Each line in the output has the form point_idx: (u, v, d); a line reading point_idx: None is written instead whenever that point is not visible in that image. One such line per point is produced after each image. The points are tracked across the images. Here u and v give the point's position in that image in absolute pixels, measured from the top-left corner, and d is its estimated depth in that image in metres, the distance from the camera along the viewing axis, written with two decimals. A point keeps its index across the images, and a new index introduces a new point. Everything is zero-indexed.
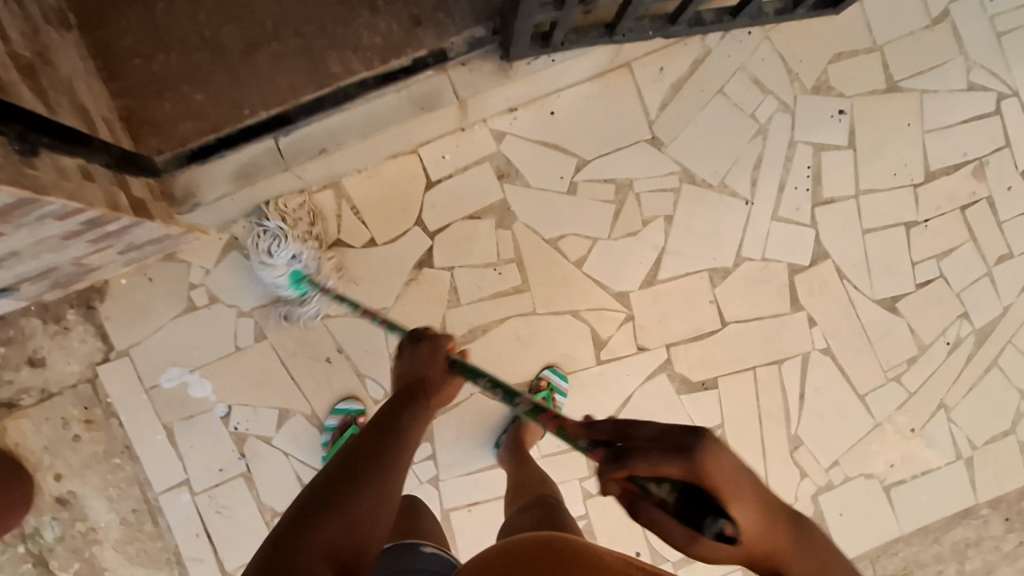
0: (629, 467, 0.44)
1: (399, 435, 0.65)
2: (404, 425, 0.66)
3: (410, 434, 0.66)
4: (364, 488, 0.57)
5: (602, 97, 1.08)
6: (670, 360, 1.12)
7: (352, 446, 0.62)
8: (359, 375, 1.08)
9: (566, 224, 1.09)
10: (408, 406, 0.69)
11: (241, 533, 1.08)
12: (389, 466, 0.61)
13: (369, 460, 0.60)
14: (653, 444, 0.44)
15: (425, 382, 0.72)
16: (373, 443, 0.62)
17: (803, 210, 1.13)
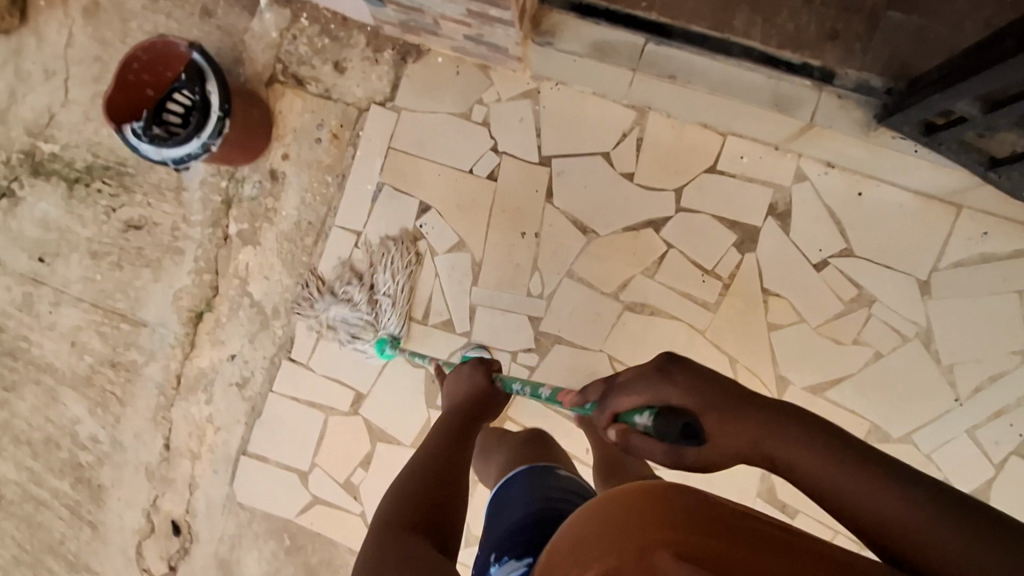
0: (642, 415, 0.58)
1: (474, 424, 0.82)
2: (483, 408, 0.86)
3: (484, 416, 0.85)
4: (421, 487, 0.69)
5: (912, 215, 1.05)
6: None
7: (440, 433, 0.79)
8: (534, 265, 1.14)
9: (790, 289, 1.08)
10: (484, 399, 0.88)
11: (361, 302, 1.19)
12: (466, 448, 0.77)
13: (457, 445, 0.77)
14: (618, 384, 0.62)
15: (467, 395, 0.87)
16: (455, 430, 0.79)
17: (1003, 449, 1.05)
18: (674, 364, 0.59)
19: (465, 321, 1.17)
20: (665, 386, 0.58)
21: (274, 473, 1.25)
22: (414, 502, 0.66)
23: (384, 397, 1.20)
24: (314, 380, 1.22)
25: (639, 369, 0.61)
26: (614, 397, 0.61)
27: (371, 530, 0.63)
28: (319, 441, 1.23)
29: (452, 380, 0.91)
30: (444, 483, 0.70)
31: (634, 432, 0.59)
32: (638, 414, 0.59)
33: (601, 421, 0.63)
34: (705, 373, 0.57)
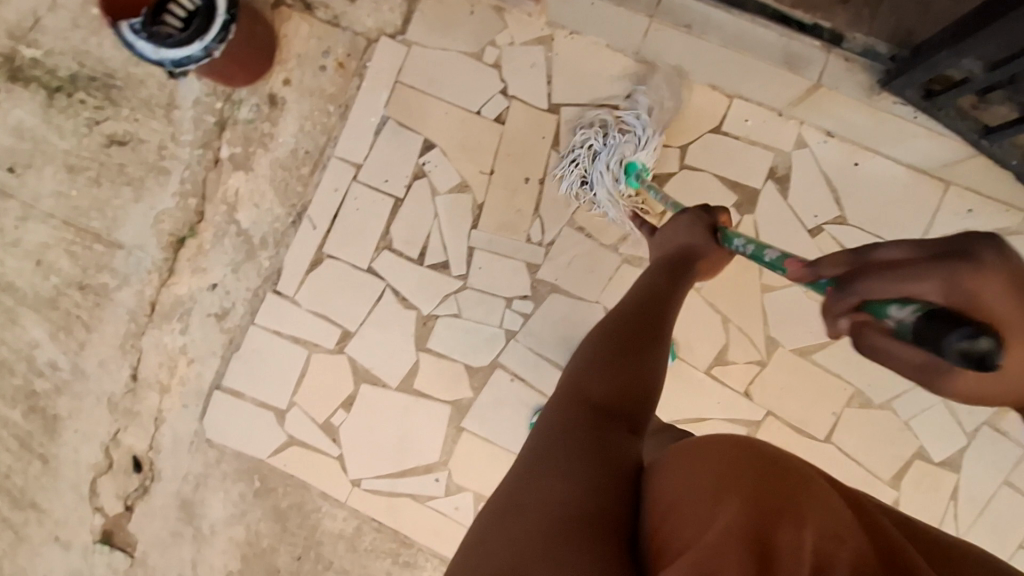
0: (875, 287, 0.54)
1: (670, 300, 0.72)
2: (679, 284, 0.75)
3: (677, 289, 0.74)
4: (611, 362, 0.61)
5: (903, 188, 1.09)
6: (759, 424, 1.13)
7: (620, 309, 0.70)
8: (536, 211, 1.15)
9: (785, 252, 1.11)
10: (675, 276, 0.76)
11: (356, 236, 1.16)
12: (656, 328, 0.67)
13: (648, 321, 0.67)
14: (897, 270, 0.52)
15: (685, 247, 0.80)
16: (647, 306, 0.70)
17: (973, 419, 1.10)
18: (977, 262, 0.48)
19: (462, 264, 1.15)
20: (976, 298, 0.48)
21: (249, 411, 1.20)
22: (601, 384, 0.59)
23: (373, 337, 1.17)
24: (299, 315, 1.18)
25: (921, 254, 0.51)
26: (873, 282, 0.54)
27: (557, 404, 0.58)
28: (300, 379, 1.18)
29: (671, 226, 0.83)
30: (634, 368, 0.61)
31: (876, 327, 0.54)
32: (900, 305, 0.51)
33: (835, 306, 0.57)
34: (1017, 287, 0.47)
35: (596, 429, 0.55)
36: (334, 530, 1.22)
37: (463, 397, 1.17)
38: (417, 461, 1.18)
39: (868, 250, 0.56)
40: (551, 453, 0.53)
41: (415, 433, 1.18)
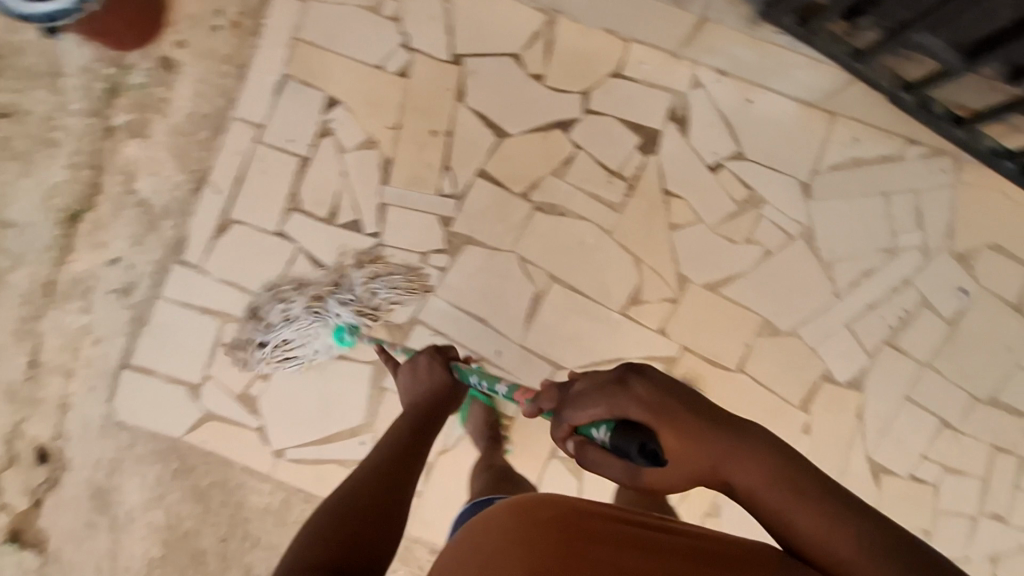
0: (569, 416, 0.61)
1: (407, 466, 0.81)
2: (420, 446, 0.85)
3: (417, 453, 0.84)
4: (351, 522, 0.69)
5: (796, 122, 1.13)
6: (676, 359, 1.16)
7: (370, 470, 0.78)
8: (445, 163, 1.14)
9: (689, 190, 1.14)
10: (420, 424, 0.89)
11: (261, 198, 1.13)
12: (395, 486, 0.76)
13: (379, 489, 0.75)
14: (590, 391, 0.61)
15: (427, 392, 0.93)
16: (386, 470, 0.78)
17: (873, 338, 1.15)
18: (616, 381, 0.60)
19: (373, 222, 1.14)
20: (633, 406, 0.58)
21: (161, 388, 1.15)
22: (323, 543, 0.65)
23: (286, 302, 1.14)
24: (208, 284, 1.14)
25: (596, 380, 0.61)
26: (571, 410, 0.61)
27: (279, 570, 0.63)
28: (213, 350, 1.15)
29: (409, 371, 0.96)
30: (366, 527, 0.69)
31: (592, 446, 0.60)
32: (595, 428, 0.59)
33: (557, 434, 0.63)
34: (659, 389, 0.59)
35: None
36: (261, 506, 1.18)
37: (383, 355, 1.16)
38: (341, 426, 1.16)
39: (569, 384, 0.65)
40: None
41: (336, 397, 1.16)
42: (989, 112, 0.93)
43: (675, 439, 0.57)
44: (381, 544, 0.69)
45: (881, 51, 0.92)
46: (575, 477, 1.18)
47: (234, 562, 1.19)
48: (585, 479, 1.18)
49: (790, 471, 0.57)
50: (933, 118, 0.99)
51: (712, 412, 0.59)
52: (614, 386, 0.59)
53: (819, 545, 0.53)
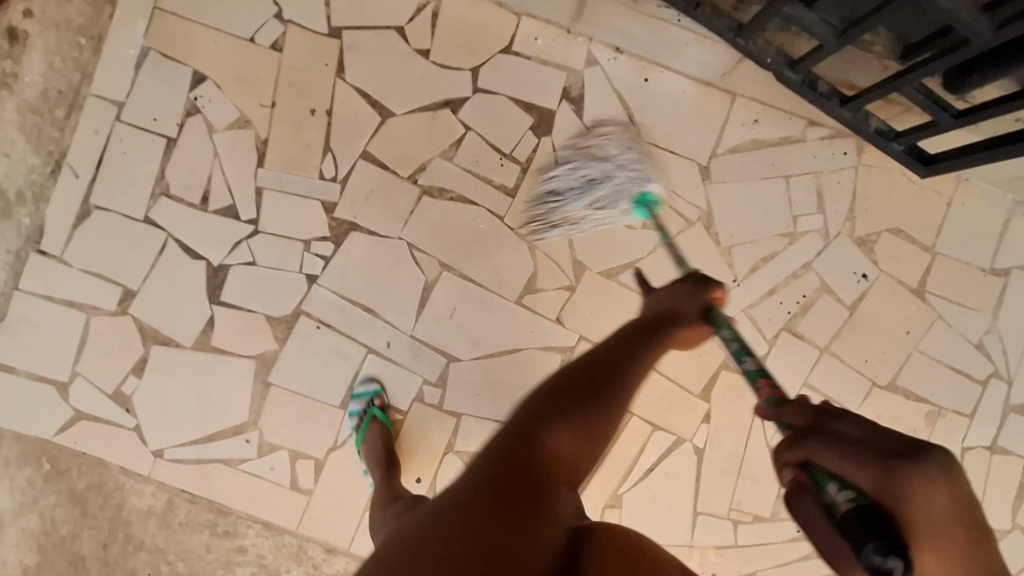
0: (809, 453, 0.54)
1: (627, 377, 0.68)
2: (625, 367, 0.69)
3: (640, 354, 0.70)
4: (585, 414, 0.64)
5: (694, 102, 1.09)
6: (573, 349, 1.12)
7: (603, 351, 0.71)
8: (326, 145, 1.07)
9: (585, 174, 1.09)
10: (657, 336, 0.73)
11: (126, 183, 1.05)
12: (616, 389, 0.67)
13: (610, 376, 0.67)
14: (849, 447, 0.51)
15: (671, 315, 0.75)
16: (606, 361, 0.69)
17: (773, 325, 1.13)
18: (921, 464, 0.46)
19: (251, 209, 1.07)
20: (907, 502, 0.46)
21: (25, 388, 1.08)
22: (538, 445, 0.61)
23: (160, 293, 1.08)
24: (71, 276, 1.06)
25: (873, 436, 0.50)
26: (820, 447, 0.53)
27: (487, 453, 0.61)
28: (80, 346, 1.08)
29: (662, 293, 0.79)
30: (572, 432, 0.63)
31: (813, 498, 0.53)
32: (837, 486, 0.51)
33: (783, 455, 0.56)
34: (953, 501, 0.46)
35: (521, 497, 0.57)
36: (142, 508, 1.13)
37: (266, 350, 1.09)
38: (224, 424, 1.10)
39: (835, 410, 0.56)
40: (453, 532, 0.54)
41: (217, 393, 1.10)
42: (869, 89, 0.90)
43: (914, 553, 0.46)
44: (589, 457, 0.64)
45: (760, 26, 0.88)
46: None
47: (117, 566, 1.13)
48: None
49: None
50: (819, 97, 0.96)
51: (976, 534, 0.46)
52: (880, 461, 0.48)
53: None
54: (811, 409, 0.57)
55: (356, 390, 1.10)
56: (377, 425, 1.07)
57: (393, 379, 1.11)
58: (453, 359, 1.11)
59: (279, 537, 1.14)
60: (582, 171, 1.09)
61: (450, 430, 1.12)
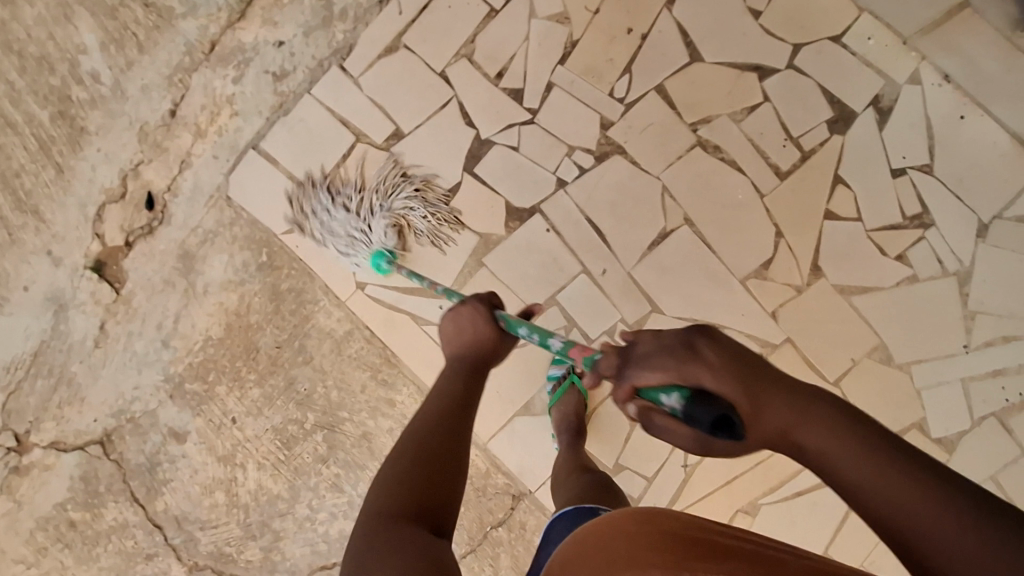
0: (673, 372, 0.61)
1: (463, 416, 0.76)
2: (458, 404, 0.77)
3: (466, 392, 0.79)
4: (435, 440, 0.71)
5: (1000, 157, 1.05)
6: (775, 347, 1.10)
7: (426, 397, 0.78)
8: (627, 66, 1.09)
9: (861, 185, 1.07)
10: (475, 373, 0.83)
11: (439, 34, 1.11)
12: (459, 428, 0.74)
13: (450, 421, 0.75)
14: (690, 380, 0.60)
15: (473, 341, 0.85)
16: (436, 417, 0.74)
17: (986, 405, 1.08)
18: (705, 339, 0.61)
19: (535, 98, 1.11)
20: (699, 372, 0.59)
21: (276, 181, 1.16)
22: (410, 480, 0.67)
23: (424, 143, 1.13)
24: (357, 97, 1.13)
25: (662, 342, 0.63)
26: (641, 372, 0.63)
27: (363, 529, 0.62)
28: (338, 163, 1.15)
29: (454, 317, 0.87)
30: (435, 453, 0.70)
31: (659, 412, 0.61)
32: (666, 394, 0.61)
33: (619, 396, 0.65)
34: (728, 358, 0.60)
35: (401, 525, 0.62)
36: (324, 328, 1.18)
37: (494, 233, 1.13)
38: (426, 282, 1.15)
39: (630, 346, 0.67)
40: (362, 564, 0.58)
41: (433, 253, 1.15)
42: None
43: (797, 433, 0.57)
44: (458, 468, 0.70)
45: None
46: (630, 420, 1.13)
47: (280, 369, 1.20)
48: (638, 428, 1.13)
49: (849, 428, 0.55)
50: None
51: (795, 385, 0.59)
52: (714, 369, 0.59)
53: (888, 509, 0.51)
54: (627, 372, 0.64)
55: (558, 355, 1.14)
56: (572, 396, 1.09)
57: (594, 306, 1.13)
58: (656, 310, 1.12)
59: None
60: (858, 183, 1.07)
61: None
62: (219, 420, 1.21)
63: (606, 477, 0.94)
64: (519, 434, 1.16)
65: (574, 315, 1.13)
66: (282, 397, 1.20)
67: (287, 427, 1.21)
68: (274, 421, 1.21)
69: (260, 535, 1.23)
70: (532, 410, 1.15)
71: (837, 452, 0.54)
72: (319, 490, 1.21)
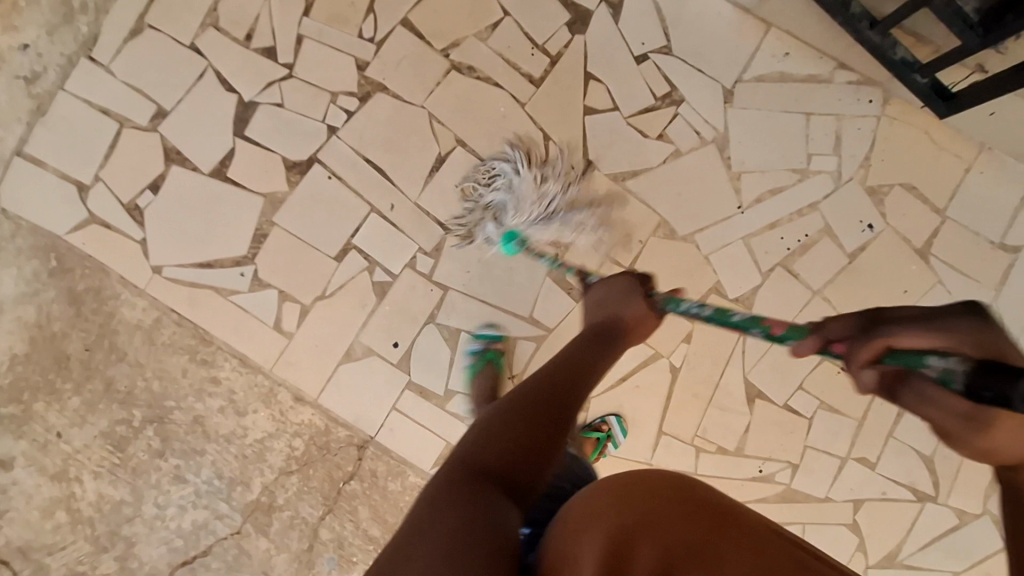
0: (896, 338, 0.61)
1: (566, 395, 0.71)
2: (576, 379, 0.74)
3: (586, 374, 0.76)
4: (534, 407, 0.66)
5: (729, 26, 1.11)
6: (567, 245, 1.14)
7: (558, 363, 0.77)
8: (371, 6, 1.12)
9: (610, 76, 1.12)
10: (594, 346, 0.82)
11: (182, 9, 1.12)
12: (563, 402, 0.69)
13: (558, 395, 0.70)
14: (913, 322, 0.61)
15: (615, 314, 0.87)
16: (549, 385, 0.71)
17: (769, 258, 1.13)
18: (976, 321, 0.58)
19: (289, 53, 1.12)
20: (981, 344, 0.56)
21: (49, 183, 1.14)
22: (499, 446, 0.61)
23: (191, 117, 1.13)
24: (112, 85, 1.13)
25: (912, 312, 0.62)
26: (897, 332, 0.61)
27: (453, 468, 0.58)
28: (108, 153, 1.14)
29: (603, 290, 0.92)
30: (530, 432, 0.64)
31: (921, 376, 0.58)
32: (934, 356, 0.57)
33: (860, 357, 0.65)
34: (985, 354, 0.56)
35: (489, 495, 0.55)
36: (132, 321, 1.17)
37: (278, 190, 1.14)
38: (222, 253, 1.15)
39: (878, 311, 0.66)
40: (434, 522, 0.52)
41: (222, 222, 1.14)
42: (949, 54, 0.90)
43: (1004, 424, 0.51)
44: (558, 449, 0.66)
45: None
46: (449, 345, 1.16)
47: (97, 373, 1.18)
48: (459, 351, 1.16)
49: None
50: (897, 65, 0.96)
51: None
52: (952, 326, 0.58)
53: None
54: (877, 331, 0.64)
55: (478, 331, 1.15)
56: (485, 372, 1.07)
57: (390, 243, 1.14)
58: (450, 234, 1.14)
59: (253, 374, 1.18)
60: (608, 75, 1.12)
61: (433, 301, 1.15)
62: (44, 438, 1.18)
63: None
64: (346, 383, 1.16)
65: (373, 254, 1.14)
66: (104, 400, 1.18)
67: (116, 429, 1.19)
68: (101, 426, 1.19)
69: (111, 545, 1.20)
70: (354, 357, 1.16)
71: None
72: (164, 485, 1.20)
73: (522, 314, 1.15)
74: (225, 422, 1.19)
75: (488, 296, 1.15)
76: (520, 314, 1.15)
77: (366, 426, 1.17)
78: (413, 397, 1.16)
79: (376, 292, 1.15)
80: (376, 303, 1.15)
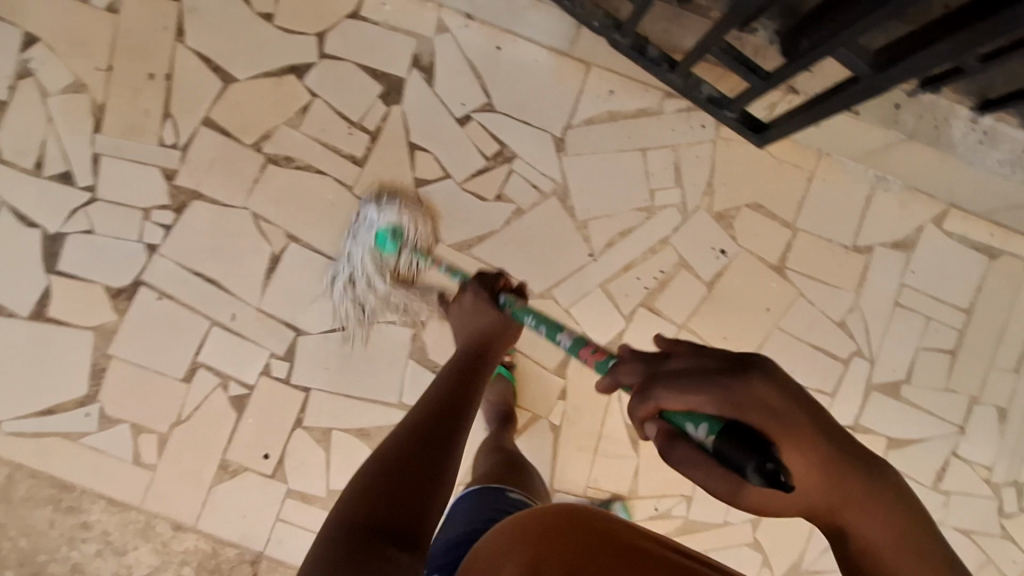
0: (661, 401, 0.46)
1: (450, 416, 0.66)
2: (463, 395, 0.70)
3: (471, 396, 0.71)
4: (405, 454, 0.59)
5: (548, 72, 1.07)
6: (425, 323, 1.10)
7: (422, 411, 0.67)
8: (166, 110, 1.03)
9: (435, 143, 1.07)
10: (462, 374, 0.75)
11: None
12: (443, 442, 0.62)
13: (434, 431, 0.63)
14: (680, 375, 0.46)
15: (477, 330, 0.81)
16: (439, 411, 0.67)
17: (629, 300, 1.12)
18: (767, 373, 0.44)
19: (87, 174, 1.03)
20: (755, 410, 0.43)
21: None
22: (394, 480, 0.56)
23: None
24: None
25: (704, 363, 0.46)
26: (670, 394, 0.45)
27: (332, 525, 0.52)
28: None
29: (458, 311, 0.85)
30: (414, 466, 0.57)
31: (683, 442, 0.45)
32: (693, 423, 0.44)
33: (635, 411, 0.48)
34: (829, 446, 0.44)
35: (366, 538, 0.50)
36: None
37: (107, 321, 1.06)
38: (63, 395, 1.07)
39: (665, 357, 0.49)
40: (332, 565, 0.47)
41: (55, 364, 1.07)
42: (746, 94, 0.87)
43: (842, 516, 0.45)
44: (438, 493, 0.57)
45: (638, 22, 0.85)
46: (322, 447, 1.11)
47: None
48: (334, 452, 1.11)
49: (903, 504, 0.46)
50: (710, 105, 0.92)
51: (856, 459, 0.45)
52: (728, 377, 0.44)
53: None
54: (658, 386, 0.46)
55: None
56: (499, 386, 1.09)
57: (239, 353, 1.08)
58: (302, 332, 1.08)
59: (125, 511, 1.10)
60: (434, 143, 1.07)
61: (298, 404, 1.10)
62: None
63: (515, 455, 0.99)
64: (222, 504, 1.10)
65: (224, 368, 1.08)
66: None
67: None
68: None
69: None
70: (225, 477, 1.10)
71: (870, 526, 0.45)
72: None
73: (392, 401, 1.11)
74: (108, 564, 1.11)
75: (352, 389, 1.10)
76: (390, 401, 1.11)
77: (253, 544, 1.12)
78: (297, 506, 1.11)
79: (235, 407, 1.09)
80: (237, 417, 1.09)
